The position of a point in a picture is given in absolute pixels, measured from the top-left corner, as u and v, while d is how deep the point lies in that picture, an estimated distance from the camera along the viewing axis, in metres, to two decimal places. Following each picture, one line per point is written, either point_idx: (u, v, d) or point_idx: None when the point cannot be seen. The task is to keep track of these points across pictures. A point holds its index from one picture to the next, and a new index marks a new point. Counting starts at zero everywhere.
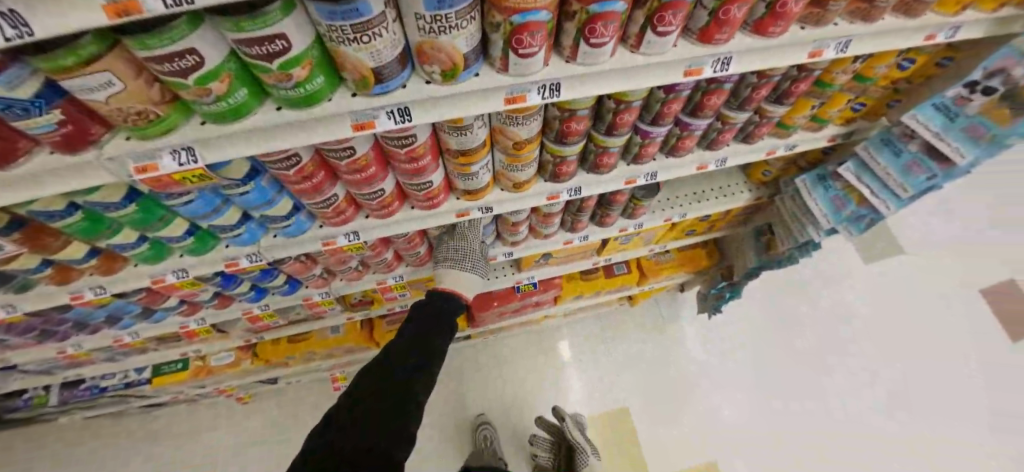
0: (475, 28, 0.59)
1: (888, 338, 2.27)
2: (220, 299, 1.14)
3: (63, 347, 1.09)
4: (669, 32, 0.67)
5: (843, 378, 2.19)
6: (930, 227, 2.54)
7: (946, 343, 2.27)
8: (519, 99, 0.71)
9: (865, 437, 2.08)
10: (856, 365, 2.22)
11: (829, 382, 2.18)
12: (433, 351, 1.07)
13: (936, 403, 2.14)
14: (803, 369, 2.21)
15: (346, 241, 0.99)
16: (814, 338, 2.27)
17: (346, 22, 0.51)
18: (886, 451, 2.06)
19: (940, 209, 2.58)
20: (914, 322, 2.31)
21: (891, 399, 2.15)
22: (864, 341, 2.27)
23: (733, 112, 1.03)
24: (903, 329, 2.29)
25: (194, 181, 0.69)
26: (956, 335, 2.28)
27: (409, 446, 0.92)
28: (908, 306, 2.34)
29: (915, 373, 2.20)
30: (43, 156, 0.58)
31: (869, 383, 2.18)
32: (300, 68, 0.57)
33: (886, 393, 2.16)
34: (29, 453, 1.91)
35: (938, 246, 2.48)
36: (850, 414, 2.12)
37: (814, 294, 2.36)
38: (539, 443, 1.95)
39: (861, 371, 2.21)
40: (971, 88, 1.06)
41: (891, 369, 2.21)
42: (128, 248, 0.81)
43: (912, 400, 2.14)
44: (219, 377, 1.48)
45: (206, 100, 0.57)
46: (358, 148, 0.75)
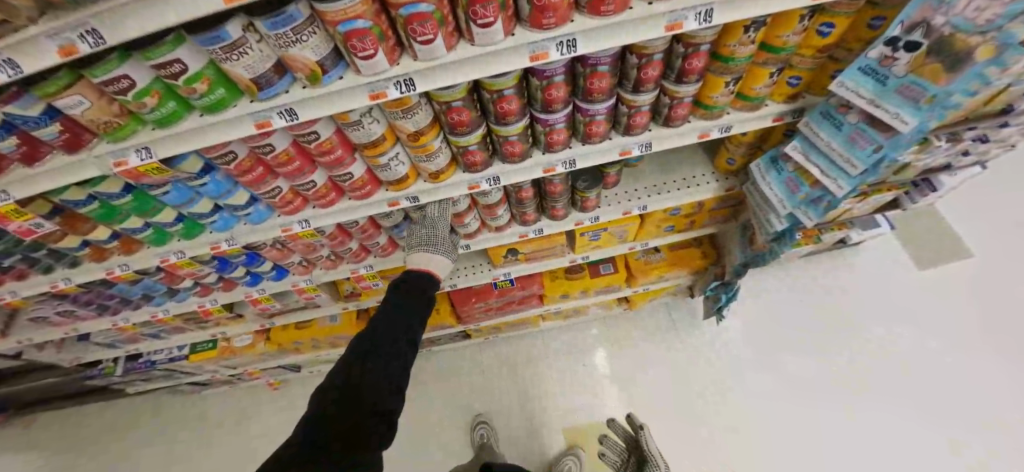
0: (319, 40, 0.77)
1: (911, 330, 2.13)
2: (225, 282, 1.43)
3: (114, 320, 1.44)
4: (490, 23, 0.78)
5: (881, 391, 2.03)
6: (991, 206, 2.34)
7: (1009, 345, 2.05)
8: (380, 95, 0.88)
9: (911, 457, 1.91)
10: (897, 374, 2.05)
11: (862, 395, 2.04)
12: (406, 341, 1.18)
13: (968, 395, 1.98)
14: (830, 381, 2.08)
15: (300, 228, 1.21)
16: (844, 347, 2.14)
17: (216, 45, 0.73)
18: (916, 450, 1.91)
19: (1007, 184, 2.37)
20: (970, 326, 2.10)
21: (917, 394, 2.01)
22: (889, 341, 2.13)
23: (632, 95, 1.09)
24: (954, 334, 2.10)
25: (158, 173, 0.94)
26: (1003, 326, 2.09)
27: (382, 414, 1.06)
28: (952, 306, 2.15)
29: (944, 365, 2.04)
30: (58, 157, 0.86)
31: (913, 395, 2.01)
32: (200, 82, 0.79)
33: (935, 406, 1.97)
34: (57, 443, 2.38)
35: (1005, 237, 2.26)
36: (889, 428, 1.97)
37: (842, 300, 2.25)
38: (609, 444, 2.04)
39: (903, 382, 2.04)
40: (893, 45, 0.99)
41: (941, 379, 2.02)
42: (136, 232, 1.10)
43: (968, 415, 1.94)
44: (241, 358, 1.79)
45: (146, 110, 0.81)
46: (277, 144, 0.97)
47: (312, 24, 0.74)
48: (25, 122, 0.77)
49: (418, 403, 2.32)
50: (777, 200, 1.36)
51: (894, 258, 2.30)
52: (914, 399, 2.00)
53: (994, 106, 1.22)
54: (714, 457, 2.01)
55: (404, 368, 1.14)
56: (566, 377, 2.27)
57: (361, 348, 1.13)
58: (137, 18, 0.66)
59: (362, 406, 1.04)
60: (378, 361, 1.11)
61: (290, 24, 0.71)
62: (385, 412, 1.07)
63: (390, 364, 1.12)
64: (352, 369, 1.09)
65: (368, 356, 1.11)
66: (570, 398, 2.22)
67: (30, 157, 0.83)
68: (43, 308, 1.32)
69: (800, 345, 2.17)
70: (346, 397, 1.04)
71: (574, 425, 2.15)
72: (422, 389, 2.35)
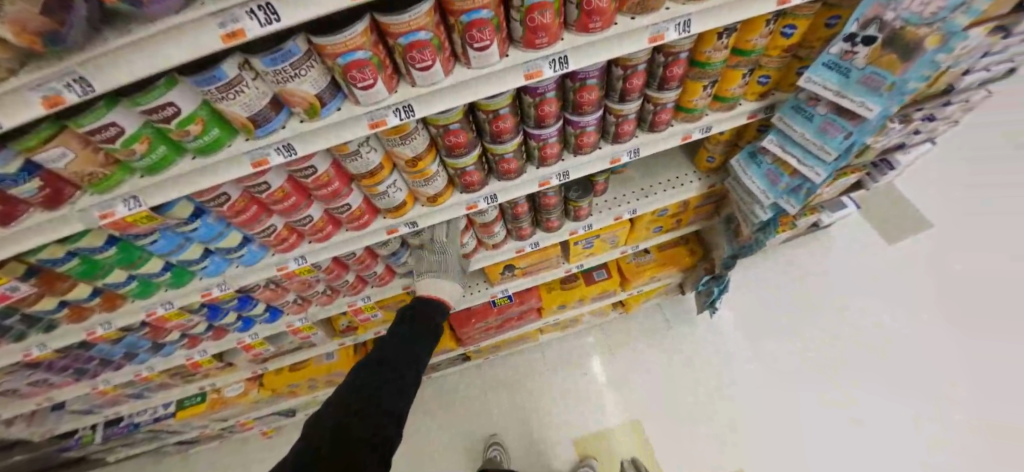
0: (317, 74, 0.76)
1: (875, 305, 2.25)
2: (215, 330, 1.36)
3: (94, 383, 1.34)
4: (486, 46, 0.80)
5: (852, 370, 2.13)
6: (941, 180, 2.52)
7: (961, 310, 2.19)
8: (380, 123, 0.87)
9: (888, 428, 2.00)
10: (863, 352, 2.16)
11: (835, 375, 2.13)
12: (411, 370, 1.17)
13: (931, 364, 2.09)
14: (806, 365, 2.16)
15: (296, 265, 1.17)
16: (816, 330, 2.23)
17: (212, 86, 0.71)
18: (893, 423, 2.00)
19: (952, 158, 2.56)
20: (928, 296, 2.24)
21: (887, 367, 2.11)
22: (857, 319, 2.23)
23: (619, 105, 1.13)
24: (909, 307, 2.22)
25: (147, 221, 0.90)
26: (955, 292, 2.23)
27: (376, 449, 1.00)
28: (909, 278, 2.29)
29: (909, 337, 2.16)
30: (36, 215, 0.80)
31: (880, 371, 2.10)
32: (194, 124, 0.76)
33: (899, 380, 2.08)
34: None
35: (953, 207, 2.43)
36: (867, 404, 2.05)
37: (813, 282, 2.35)
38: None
39: (870, 359, 2.14)
40: (851, 41, 1.06)
41: (904, 353, 2.13)
42: (120, 286, 1.03)
43: (929, 385, 2.05)
44: (234, 408, 1.69)
45: (135, 157, 0.77)
46: (272, 182, 0.94)
47: (310, 58, 0.73)
48: (1, 181, 0.72)
49: (421, 433, 2.25)
50: (760, 192, 1.42)
51: (863, 238, 2.43)
52: (885, 372, 2.10)
53: (938, 87, 1.33)
54: (711, 454, 2.04)
55: (404, 399, 1.11)
56: (570, 387, 2.26)
57: (360, 378, 1.10)
58: (130, 62, 0.64)
59: (354, 440, 0.98)
60: (377, 391, 1.08)
61: (290, 59, 0.71)
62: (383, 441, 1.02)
63: (391, 393, 1.09)
64: (349, 397, 1.05)
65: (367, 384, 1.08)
66: (576, 411, 2.20)
67: (5, 216, 0.77)
68: (13, 379, 1.21)
69: (779, 332, 2.25)
70: (341, 431, 0.99)
71: (584, 437, 2.13)
72: (424, 418, 2.29)
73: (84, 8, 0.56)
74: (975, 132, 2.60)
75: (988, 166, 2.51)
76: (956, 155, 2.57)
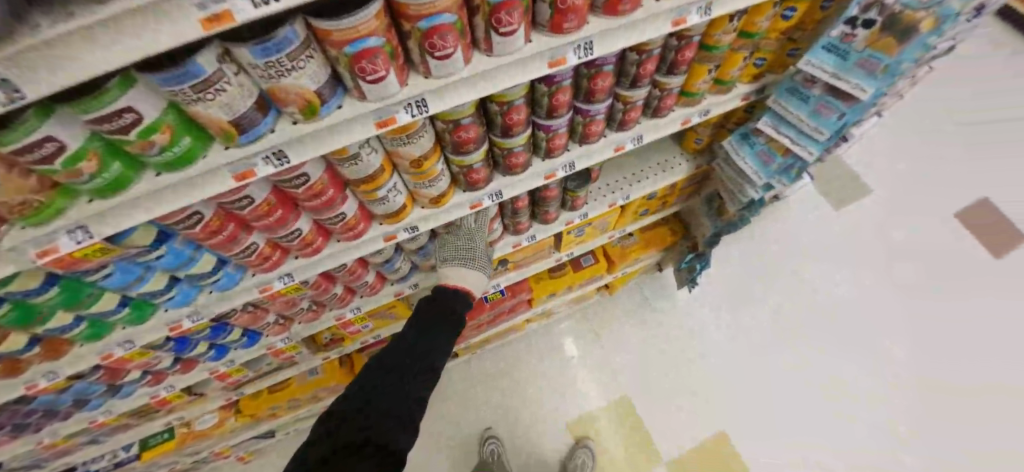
0: (317, 66, 0.63)
1: (830, 270, 2.43)
2: (183, 363, 1.18)
3: (40, 437, 1.11)
4: (512, 31, 0.70)
5: (810, 334, 2.29)
6: (884, 148, 2.71)
7: (901, 271, 2.41)
8: (389, 122, 0.76)
9: (842, 384, 2.19)
10: (818, 318, 2.32)
11: (794, 341, 2.28)
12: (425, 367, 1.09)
13: (877, 322, 2.30)
14: (770, 334, 2.30)
15: (282, 284, 1.03)
16: (778, 299, 2.37)
17: (184, 85, 0.56)
18: (846, 379, 2.20)
19: (891, 129, 2.77)
20: (873, 259, 2.44)
21: (841, 328, 2.29)
22: (814, 285, 2.40)
23: (628, 91, 1.07)
24: (856, 272, 2.41)
25: (101, 254, 0.72)
26: (896, 255, 2.44)
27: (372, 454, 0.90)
28: (857, 244, 2.48)
29: (858, 299, 2.35)
30: None
31: (833, 333, 2.29)
32: (160, 133, 0.61)
33: (851, 339, 2.27)
34: None
35: (897, 176, 2.63)
36: (825, 363, 2.23)
37: (777, 252, 2.49)
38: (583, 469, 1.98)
39: (824, 324, 2.31)
40: (852, 24, 1.08)
41: (855, 314, 2.32)
42: (66, 330, 0.85)
43: (871, 344, 2.25)
44: (209, 441, 1.52)
45: (81, 179, 0.61)
46: (256, 195, 0.79)
47: (309, 46, 0.60)
48: None
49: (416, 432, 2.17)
50: (752, 173, 1.42)
51: (820, 206, 2.59)
52: (840, 333, 2.28)
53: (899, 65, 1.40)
54: (691, 423, 2.14)
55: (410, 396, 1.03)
56: (561, 372, 2.26)
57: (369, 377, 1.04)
58: (86, 58, 0.48)
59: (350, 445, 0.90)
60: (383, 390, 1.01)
61: (285, 49, 0.57)
62: (381, 448, 0.93)
63: (396, 392, 1.02)
64: (354, 395, 1.00)
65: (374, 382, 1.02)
66: (569, 397, 2.20)
67: None
68: None
69: (748, 303, 2.37)
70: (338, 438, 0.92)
71: (577, 418, 2.16)
72: None
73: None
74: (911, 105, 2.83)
75: (935, 138, 2.71)
76: (895, 125, 2.79)
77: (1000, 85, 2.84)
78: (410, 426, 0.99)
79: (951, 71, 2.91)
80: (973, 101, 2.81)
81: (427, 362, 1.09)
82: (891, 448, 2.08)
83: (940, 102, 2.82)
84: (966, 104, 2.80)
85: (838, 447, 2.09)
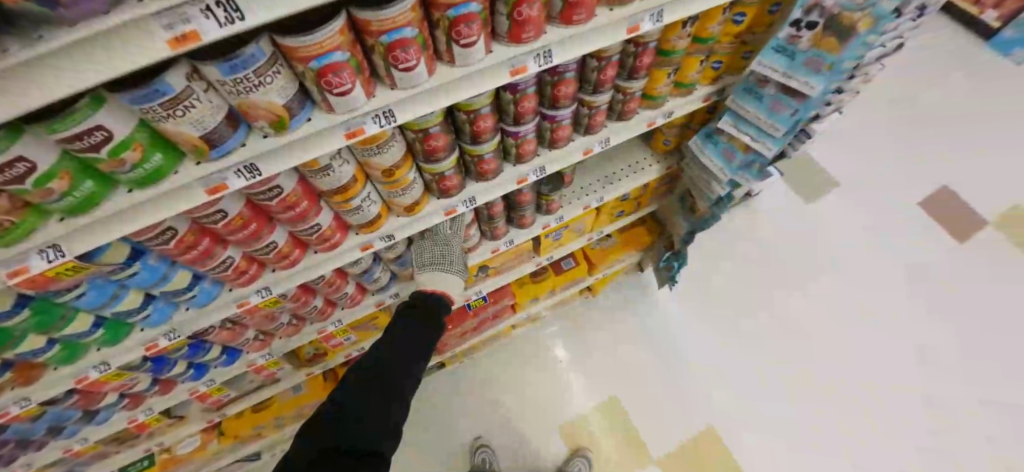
0: (284, 81, 0.66)
1: (798, 263, 2.51)
2: (162, 384, 1.17)
3: (11, 471, 1.06)
4: (472, 43, 0.74)
5: (783, 326, 2.36)
6: (847, 144, 2.83)
7: (864, 261, 2.50)
8: (358, 133, 0.78)
9: (817, 373, 2.25)
10: (790, 313, 2.39)
11: (768, 337, 2.34)
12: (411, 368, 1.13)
13: (845, 311, 2.38)
14: (744, 331, 2.35)
15: (260, 298, 1.03)
16: (750, 297, 2.43)
17: (154, 103, 0.58)
18: (820, 368, 2.26)
19: (852, 124, 2.90)
20: (838, 250, 2.54)
21: (812, 319, 2.37)
22: (784, 278, 2.48)
23: (592, 96, 1.12)
24: (823, 266, 2.49)
25: (73, 273, 0.73)
26: (858, 246, 2.54)
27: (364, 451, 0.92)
28: (822, 236, 2.58)
29: (826, 290, 2.44)
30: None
31: (804, 324, 2.36)
32: (131, 151, 0.62)
33: (822, 330, 2.34)
34: None
35: (859, 169, 2.75)
36: (798, 354, 2.29)
37: (749, 250, 2.56)
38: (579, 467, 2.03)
39: (795, 318, 2.37)
40: (797, 26, 1.14)
41: (823, 304, 2.40)
42: (39, 354, 0.84)
43: (841, 333, 2.33)
44: (191, 466, 1.49)
45: (52, 198, 0.62)
46: (229, 208, 0.81)
47: (276, 62, 0.63)
48: None
49: (406, 447, 2.16)
50: (717, 170, 1.50)
51: (790, 201, 2.68)
52: (810, 324, 2.36)
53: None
54: (675, 421, 2.17)
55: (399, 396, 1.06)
56: (549, 375, 2.28)
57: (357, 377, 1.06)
58: (63, 78, 0.51)
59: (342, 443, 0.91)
60: (373, 388, 1.03)
61: (252, 65, 0.60)
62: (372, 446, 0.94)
63: (388, 390, 1.04)
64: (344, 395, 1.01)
65: (358, 388, 1.02)
66: (559, 399, 2.22)
67: None
68: None
69: (722, 299, 2.43)
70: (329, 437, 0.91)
71: (567, 421, 2.18)
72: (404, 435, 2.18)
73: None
74: (867, 99, 2.96)
75: (893, 131, 2.85)
76: (855, 121, 2.92)
77: (948, 78, 3.01)
78: (393, 430, 1.00)
79: (902, 66, 3.07)
80: (924, 95, 2.97)
81: (409, 366, 1.12)
82: (868, 437, 2.12)
83: (897, 98, 2.96)
84: (918, 97, 2.95)
85: (817, 439, 2.12)
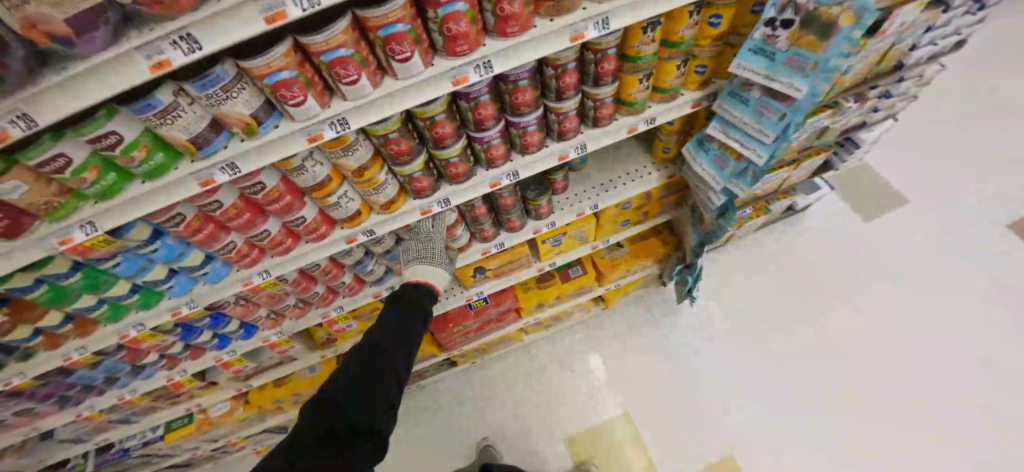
0: (249, 95, 0.81)
1: (839, 274, 2.31)
2: (192, 350, 1.41)
3: (78, 411, 1.36)
4: (407, 57, 0.85)
5: (820, 339, 2.17)
6: (908, 149, 2.58)
7: (921, 271, 2.25)
8: (317, 137, 0.93)
9: (860, 390, 2.04)
10: (834, 328, 2.18)
11: (802, 350, 2.16)
12: (404, 354, 1.22)
13: (895, 326, 2.14)
14: (779, 347, 2.18)
15: (261, 279, 1.22)
16: (789, 311, 2.26)
17: (148, 113, 0.76)
18: (864, 385, 2.05)
19: (918, 131, 2.62)
20: (890, 261, 2.29)
21: (854, 332, 2.16)
22: (822, 290, 2.28)
23: (556, 103, 1.18)
24: (873, 278, 2.26)
25: (106, 245, 0.95)
26: (914, 255, 2.29)
27: (368, 434, 1.06)
28: (873, 247, 2.34)
29: (873, 302, 2.21)
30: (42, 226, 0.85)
31: (846, 337, 2.15)
32: (138, 150, 0.81)
33: (866, 344, 2.13)
34: None
35: (921, 171, 2.50)
36: (838, 368, 2.10)
37: (789, 266, 2.37)
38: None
39: (840, 334, 2.17)
40: (772, 25, 1.11)
41: (869, 318, 2.18)
42: (91, 310, 1.08)
43: (889, 348, 2.10)
44: (221, 428, 1.74)
45: (85, 186, 0.82)
46: (224, 199, 0.99)
47: (241, 80, 0.79)
48: None
49: (418, 441, 2.26)
50: (710, 178, 1.48)
51: (840, 215, 2.45)
52: (854, 337, 2.15)
53: (887, 64, 1.49)
54: (694, 434, 2.07)
55: (396, 383, 1.17)
56: (562, 382, 2.28)
57: (358, 363, 1.16)
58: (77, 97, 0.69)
59: (349, 425, 1.03)
60: (374, 374, 1.14)
61: (218, 83, 0.76)
62: (375, 427, 1.08)
63: (387, 378, 1.15)
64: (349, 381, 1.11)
65: (350, 374, 1.13)
66: (570, 408, 2.21)
67: (13, 228, 0.81)
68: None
69: (749, 309, 2.29)
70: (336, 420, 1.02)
71: (575, 434, 2.15)
72: (414, 428, 2.30)
73: (23, 52, 0.60)
74: (928, 97, 2.72)
75: (969, 128, 2.58)
76: (924, 128, 2.62)
77: None
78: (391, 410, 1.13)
79: (980, 63, 2.78)
80: (1012, 97, 2.63)
81: (398, 353, 1.20)
82: (931, 466, 1.87)
83: (971, 92, 2.69)
84: (1003, 99, 2.64)
85: (866, 465, 1.91)
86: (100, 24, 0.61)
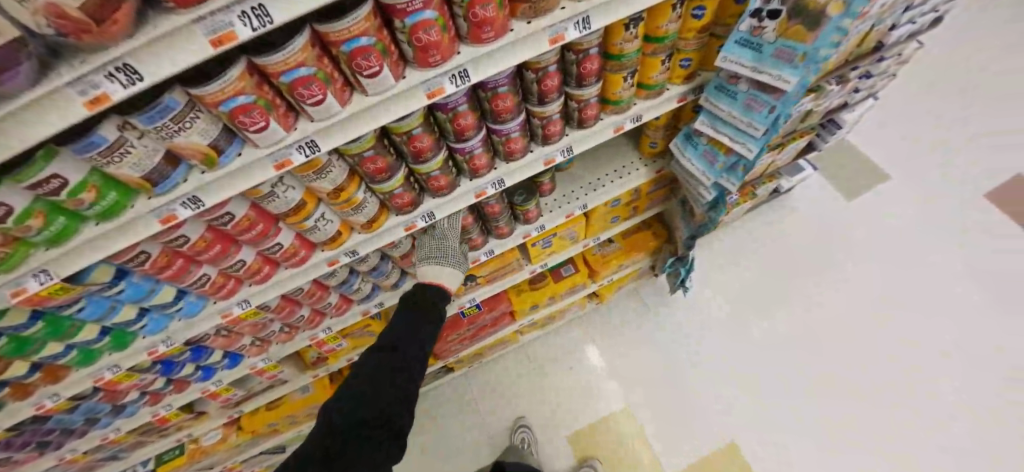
0: (205, 123, 0.74)
1: (820, 257, 2.31)
2: (176, 384, 1.35)
3: (60, 454, 1.30)
4: (376, 72, 0.79)
5: (801, 325, 2.18)
6: (889, 128, 2.57)
7: (896, 250, 2.27)
8: (285, 163, 0.87)
9: (840, 374, 2.07)
10: (815, 313, 2.19)
11: (784, 336, 2.17)
12: (419, 354, 1.21)
13: (870, 307, 2.17)
14: (762, 335, 2.19)
15: (241, 309, 1.17)
16: (771, 297, 2.26)
17: (93, 152, 0.69)
18: (842, 369, 2.07)
19: (899, 107, 2.61)
20: (869, 241, 2.30)
21: (832, 316, 2.18)
22: (802, 274, 2.28)
23: (539, 107, 1.12)
24: (851, 260, 2.27)
25: (65, 291, 0.88)
26: (891, 234, 2.30)
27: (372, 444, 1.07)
28: (853, 227, 2.35)
29: (851, 285, 2.22)
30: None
31: (826, 322, 2.17)
32: (87, 191, 0.73)
33: (844, 328, 2.15)
34: None
35: (899, 149, 2.50)
36: (818, 353, 2.12)
37: (775, 251, 2.36)
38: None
39: (820, 319, 2.18)
40: (757, 16, 1.06)
41: (848, 300, 2.20)
42: (59, 357, 1.02)
43: (866, 330, 2.13)
44: (215, 456, 1.69)
45: (31, 233, 0.74)
46: (190, 234, 0.92)
47: (193, 109, 0.72)
48: None
49: (420, 450, 2.24)
50: (699, 173, 1.45)
51: (827, 196, 2.45)
52: (833, 321, 2.17)
53: (869, 45, 1.45)
54: (684, 428, 2.07)
55: (406, 387, 1.15)
56: (559, 380, 2.27)
57: (364, 372, 1.16)
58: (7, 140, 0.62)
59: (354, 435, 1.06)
60: (380, 382, 1.13)
61: (168, 114, 0.69)
62: (382, 433, 1.09)
63: (393, 385, 1.13)
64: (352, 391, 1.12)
65: (353, 385, 1.13)
66: (570, 406, 2.20)
67: None
68: None
69: (734, 297, 2.28)
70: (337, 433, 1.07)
71: (575, 433, 2.14)
72: (414, 437, 2.27)
73: None
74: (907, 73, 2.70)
75: (946, 103, 2.58)
76: (905, 103, 2.61)
77: (1009, 39, 2.70)
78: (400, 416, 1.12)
79: (954, 35, 2.76)
80: (987, 69, 2.63)
81: (409, 357, 1.18)
82: (907, 448, 1.92)
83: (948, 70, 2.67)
84: (980, 71, 2.64)
85: (847, 449, 1.95)
86: (21, 57, 0.53)
